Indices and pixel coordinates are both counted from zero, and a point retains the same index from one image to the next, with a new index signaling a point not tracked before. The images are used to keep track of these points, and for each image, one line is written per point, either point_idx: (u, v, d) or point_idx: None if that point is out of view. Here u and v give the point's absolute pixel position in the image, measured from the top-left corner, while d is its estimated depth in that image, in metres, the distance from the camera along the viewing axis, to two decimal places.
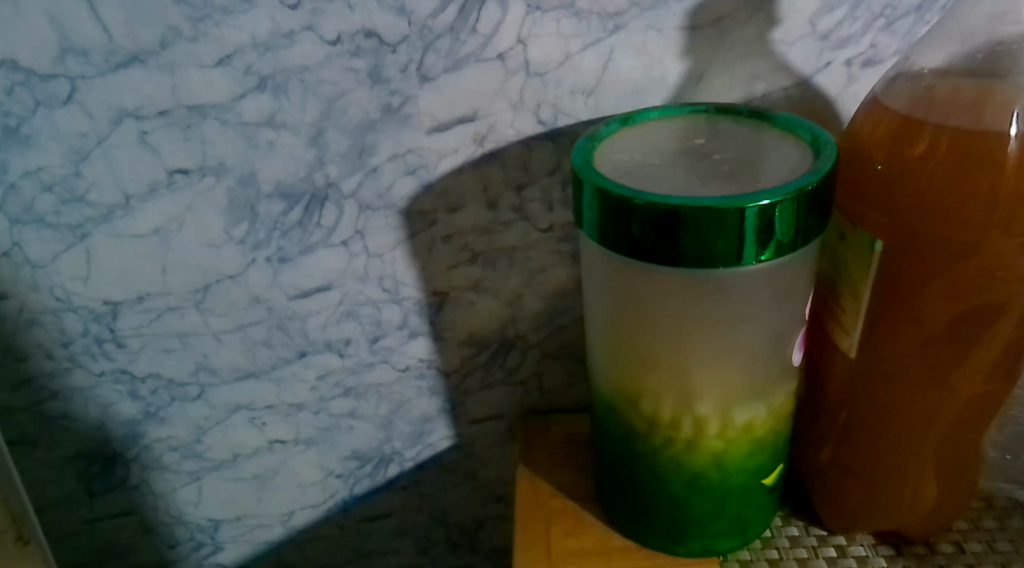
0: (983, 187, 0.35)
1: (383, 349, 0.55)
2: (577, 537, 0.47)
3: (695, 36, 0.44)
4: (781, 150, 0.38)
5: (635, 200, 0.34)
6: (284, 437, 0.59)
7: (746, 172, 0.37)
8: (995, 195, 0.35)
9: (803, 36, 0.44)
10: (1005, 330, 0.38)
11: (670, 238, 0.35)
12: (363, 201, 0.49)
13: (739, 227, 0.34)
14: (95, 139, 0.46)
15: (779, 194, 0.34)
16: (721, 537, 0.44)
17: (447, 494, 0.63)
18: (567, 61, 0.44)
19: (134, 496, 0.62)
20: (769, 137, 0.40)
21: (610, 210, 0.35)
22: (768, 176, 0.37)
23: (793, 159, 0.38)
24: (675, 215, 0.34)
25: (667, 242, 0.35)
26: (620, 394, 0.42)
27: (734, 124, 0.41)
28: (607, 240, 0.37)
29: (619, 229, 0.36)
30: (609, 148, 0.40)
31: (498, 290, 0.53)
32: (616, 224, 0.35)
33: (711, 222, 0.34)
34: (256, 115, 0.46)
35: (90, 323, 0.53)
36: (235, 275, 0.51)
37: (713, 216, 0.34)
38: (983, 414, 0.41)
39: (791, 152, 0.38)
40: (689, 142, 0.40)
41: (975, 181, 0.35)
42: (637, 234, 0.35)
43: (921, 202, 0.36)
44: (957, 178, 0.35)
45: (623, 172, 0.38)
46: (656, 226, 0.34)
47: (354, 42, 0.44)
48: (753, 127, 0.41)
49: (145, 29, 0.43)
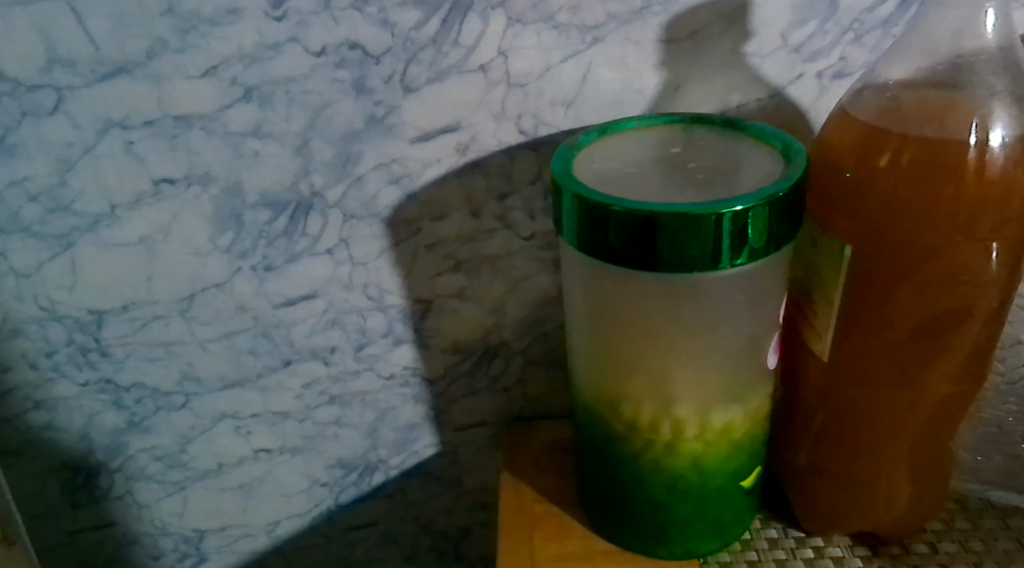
0: (946, 193, 0.36)
1: (368, 356, 0.56)
2: (559, 542, 0.48)
3: (671, 48, 0.45)
4: (754, 159, 0.39)
5: (613, 207, 0.35)
6: (268, 445, 0.60)
7: (720, 180, 0.38)
8: (958, 201, 0.36)
9: (776, 49, 0.45)
10: (970, 332, 0.39)
11: (647, 243, 0.35)
12: (348, 210, 0.50)
13: (715, 233, 0.35)
14: (81, 149, 0.47)
15: (751, 201, 0.35)
16: (700, 539, 0.45)
17: (432, 502, 0.64)
18: (547, 73, 0.45)
19: (118, 506, 0.62)
20: (743, 146, 0.41)
21: (587, 216, 0.36)
22: (742, 185, 0.38)
23: (768, 167, 0.39)
24: (651, 221, 0.35)
25: (644, 247, 0.36)
26: (597, 398, 0.43)
27: (709, 135, 0.42)
28: (586, 246, 0.37)
29: (598, 235, 0.36)
30: (586, 157, 0.41)
31: (481, 297, 0.54)
32: (595, 230, 0.36)
33: (686, 228, 0.35)
34: (242, 125, 0.46)
35: (75, 333, 0.53)
36: (220, 283, 0.52)
37: (688, 221, 0.34)
38: (952, 414, 0.42)
39: (764, 161, 0.39)
40: (665, 152, 0.41)
41: (937, 188, 0.36)
42: (615, 240, 0.36)
43: (888, 208, 0.37)
44: (922, 185, 0.36)
45: (600, 180, 0.39)
46: (633, 231, 0.35)
47: (338, 53, 0.44)
48: (728, 137, 0.41)
49: (132, 40, 0.44)
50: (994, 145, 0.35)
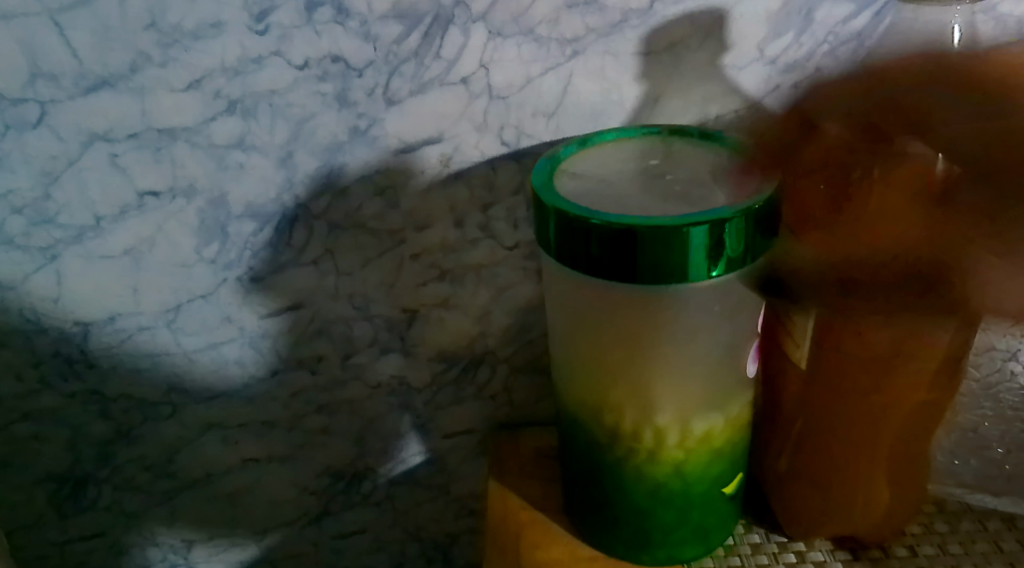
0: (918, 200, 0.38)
1: (355, 366, 0.56)
2: (545, 549, 0.48)
3: (650, 61, 0.46)
4: (731, 171, 0.40)
5: (592, 220, 0.36)
6: (256, 455, 0.60)
7: (698, 192, 0.39)
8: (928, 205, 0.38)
9: (752, 61, 0.46)
10: (943, 340, 0.40)
11: (626, 255, 0.36)
12: (333, 220, 0.50)
13: (693, 245, 0.35)
14: (65, 162, 0.47)
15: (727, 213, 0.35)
16: (684, 545, 0.45)
17: (420, 509, 0.64)
18: (528, 85, 0.46)
19: (105, 518, 0.61)
20: (720, 158, 0.41)
21: (567, 229, 0.37)
22: (718, 197, 0.38)
23: (744, 178, 0.39)
24: (630, 234, 0.35)
25: (623, 259, 0.36)
26: (580, 407, 0.44)
27: (686, 147, 0.42)
28: (566, 258, 0.38)
29: (578, 247, 0.37)
30: (566, 169, 0.41)
31: (466, 306, 0.54)
32: (575, 242, 0.37)
33: (665, 240, 0.35)
34: (226, 137, 0.47)
35: (60, 344, 0.53)
36: (206, 294, 0.52)
37: (666, 234, 0.35)
38: (928, 420, 0.43)
39: (741, 173, 0.40)
40: (644, 165, 0.41)
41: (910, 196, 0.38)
42: (594, 252, 0.36)
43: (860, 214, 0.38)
44: (894, 193, 0.38)
45: (580, 193, 0.39)
46: (612, 244, 0.36)
47: (320, 67, 0.45)
48: (706, 149, 0.42)
49: (115, 54, 0.44)
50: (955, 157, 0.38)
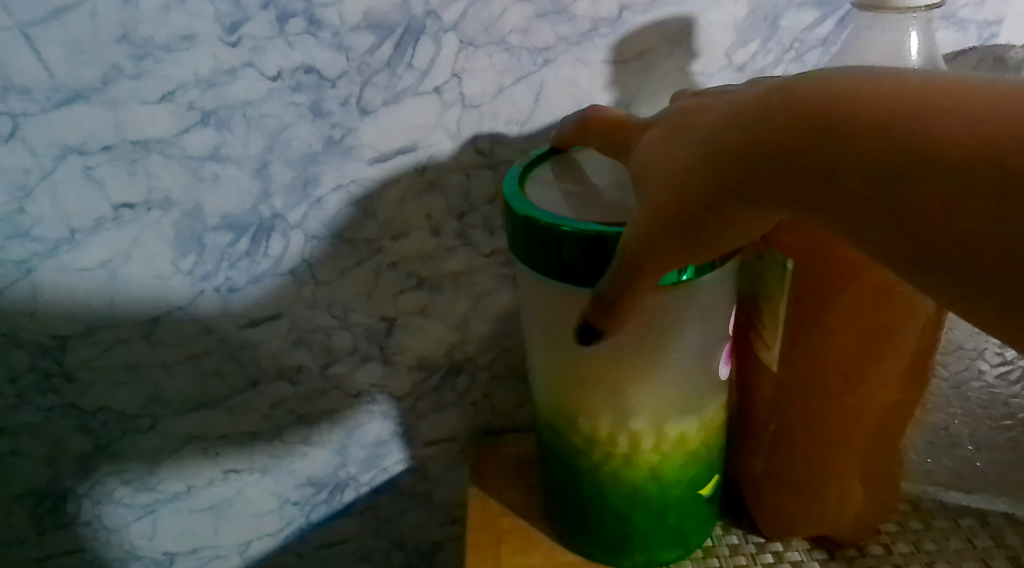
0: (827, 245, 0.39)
1: (335, 375, 0.56)
2: (525, 555, 0.48)
3: (621, 69, 0.46)
4: None
5: (563, 228, 0.36)
6: (238, 466, 0.60)
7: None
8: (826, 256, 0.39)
9: (721, 68, 0.47)
10: (910, 339, 0.41)
11: (599, 261, 0.36)
12: (309, 230, 0.50)
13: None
14: (39, 175, 0.47)
15: None
16: (663, 548, 0.46)
17: (404, 518, 0.64)
18: (500, 93, 0.46)
19: (86, 533, 0.61)
20: None
21: (540, 237, 0.37)
22: None
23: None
24: (601, 240, 0.35)
25: (596, 265, 0.36)
26: (556, 413, 0.44)
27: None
28: (540, 266, 0.38)
29: (551, 255, 0.37)
30: (540, 178, 0.41)
31: (445, 314, 0.54)
32: (548, 250, 0.37)
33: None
34: (200, 149, 0.47)
35: (37, 358, 0.53)
36: (184, 306, 0.52)
37: None
38: (898, 418, 0.44)
39: None
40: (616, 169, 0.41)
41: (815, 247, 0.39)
42: (567, 259, 0.37)
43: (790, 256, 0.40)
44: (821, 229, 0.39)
45: (552, 200, 0.39)
46: (584, 250, 0.36)
47: (294, 77, 0.45)
48: None
49: (87, 67, 0.44)
50: None
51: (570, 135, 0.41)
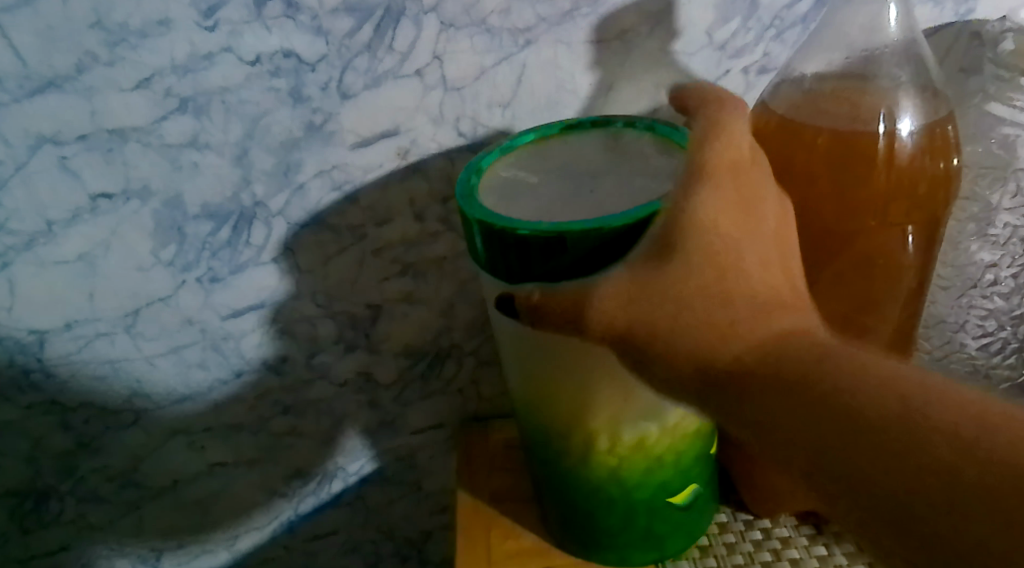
0: (808, 214, 0.39)
1: (320, 365, 0.56)
2: (516, 538, 0.50)
3: (602, 49, 0.46)
4: (645, 161, 0.41)
5: (520, 231, 0.36)
6: (223, 459, 0.59)
7: (622, 184, 0.40)
8: (811, 231, 0.39)
9: (702, 47, 0.47)
10: (892, 313, 0.42)
11: (557, 261, 0.37)
12: (292, 218, 0.50)
13: (623, 243, 0.36)
14: (12, 167, 0.46)
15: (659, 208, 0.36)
16: (633, 551, 0.46)
17: (393, 507, 0.64)
18: (482, 75, 0.46)
19: (70, 531, 0.60)
20: (632, 144, 0.42)
21: (499, 243, 0.37)
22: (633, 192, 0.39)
23: (662, 165, 0.41)
24: (560, 241, 0.36)
25: (554, 263, 0.37)
26: (532, 409, 0.44)
27: (606, 136, 0.43)
28: (498, 269, 0.39)
29: (509, 258, 0.38)
30: (490, 178, 0.42)
31: (430, 300, 0.54)
32: (506, 253, 0.37)
33: (594, 240, 0.36)
34: (178, 137, 0.46)
35: (16, 355, 0.52)
36: (166, 298, 0.51)
37: (595, 237, 0.36)
38: None
39: (653, 162, 0.41)
40: (563, 161, 0.42)
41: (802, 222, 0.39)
42: (526, 262, 0.37)
43: None
44: (819, 198, 0.38)
45: (505, 200, 0.40)
46: (544, 251, 0.36)
47: (273, 62, 0.44)
48: (615, 135, 0.43)
49: (60, 54, 0.43)
50: (903, 134, 0.37)
51: (696, 100, 0.38)
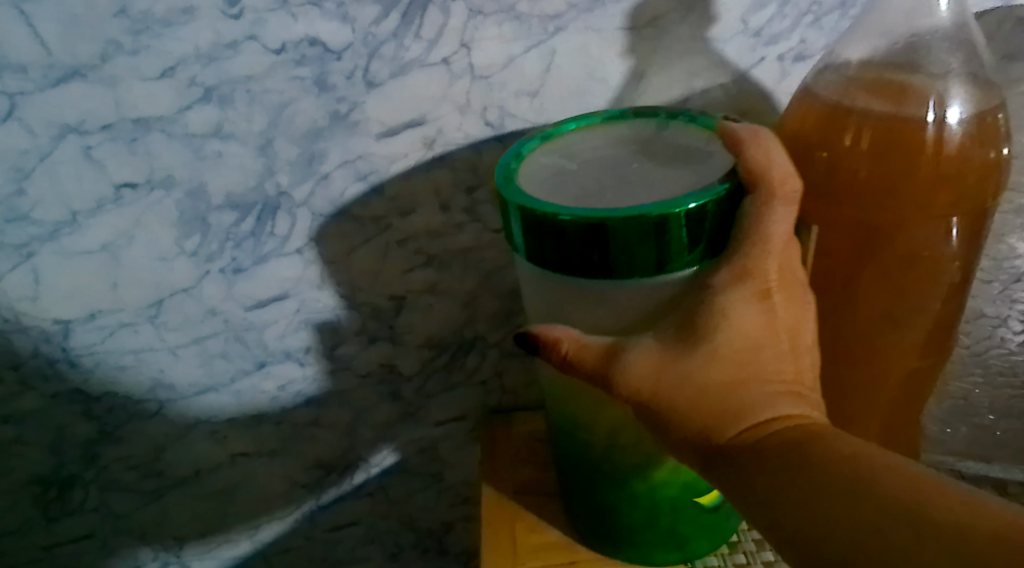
0: (849, 202, 0.38)
1: (343, 356, 0.55)
2: (542, 531, 0.50)
3: (634, 36, 0.45)
4: (687, 149, 0.40)
5: (561, 217, 0.36)
6: (245, 449, 0.59)
7: (664, 171, 0.39)
8: (853, 221, 0.39)
9: (737, 34, 0.46)
10: (934, 306, 0.40)
11: (598, 248, 0.36)
12: (315, 208, 0.49)
13: (663, 234, 0.35)
14: (37, 156, 0.45)
15: (702, 198, 0.35)
16: (656, 551, 0.46)
17: (414, 498, 0.64)
18: (510, 63, 0.45)
19: (94, 519, 0.60)
20: (673, 133, 0.42)
21: (537, 228, 0.37)
22: (676, 179, 0.38)
23: (704, 154, 0.40)
24: (602, 228, 0.35)
25: (595, 251, 0.36)
26: (563, 402, 0.44)
27: (644, 125, 0.43)
28: (535, 256, 0.38)
29: (548, 244, 0.37)
30: (529, 164, 0.41)
31: (454, 292, 0.54)
32: (544, 239, 0.37)
33: (635, 228, 0.35)
34: (202, 126, 0.46)
35: (41, 344, 0.52)
36: (189, 288, 0.51)
37: (637, 224, 0.35)
38: (921, 384, 0.43)
39: (695, 151, 0.40)
40: (603, 149, 0.41)
41: (843, 211, 0.39)
42: (566, 250, 0.36)
43: (822, 215, 0.39)
44: (861, 185, 0.38)
45: (544, 186, 0.39)
46: (584, 240, 0.36)
47: (297, 50, 0.44)
48: (656, 125, 0.42)
49: (85, 43, 0.43)
50: (952, 121, 0.36)
51: (778, 172, 0.36)
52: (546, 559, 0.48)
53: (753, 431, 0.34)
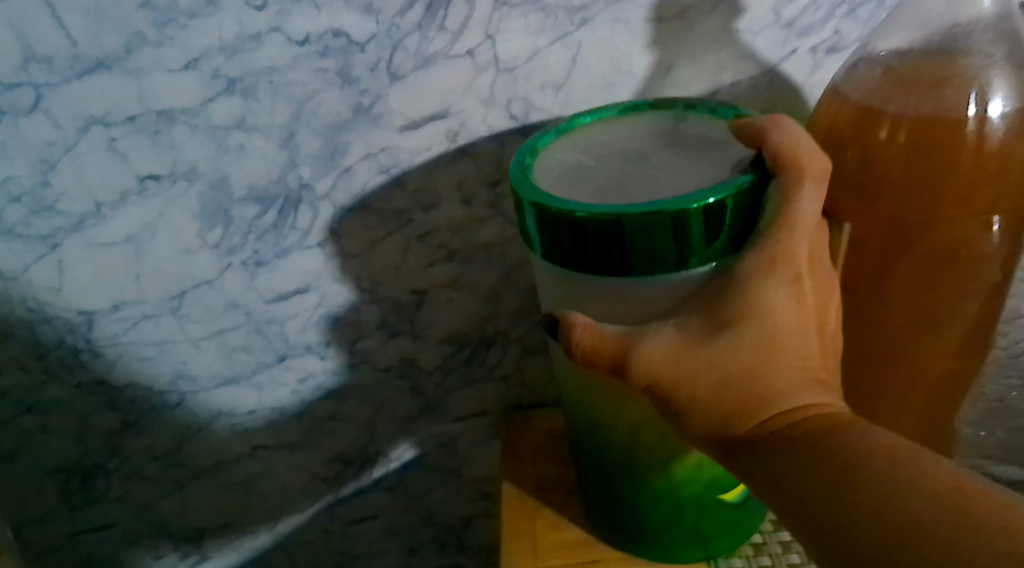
0: (885, 199, 0.37)
1: (364, 350, 0.55)
2: (562, 529, 0.50)
3: (662, 28, 0.45)
4: (706, 143, 0.39)
5: (577, 214, 0.35)
6: (265, 442, 0.59)
7: (683, 165, 0.38)
8: (889, 219, 0.38)
9: (768, 25, 0.45)
10: (972, 306, 0.40)
11: (616, 245, 0.35)
12: (337, 201, 0.49)
13: (683, 231, 0.35)
14: (62, 148, 0.45)
15: (723, 192, 0.35)
16: (680, 548, 0.45)
17: (433, 494, 0.64)
18: (535, 56, 0.45)
19: (115, 508, 0.61)
20: (692, 126, 0.41)
21: (553, 225, 0.36)
22: (695, 174, 0.37)
23: (723, 148, 0.39)
24: (619, 225, 0.34)
25: (612, 247, 0.35)
26: (581, 400, 0.43)
27: (662, 118, 0.42)
28: (552, 254, 0.37)
29: (564, 242, 0.36)
30: (545, 160, 0.40)
31: (475, 286, 0.53)
32: (561, 237, 0.36)
33: (655, 224, 0.34)
34: (226, 118, 0.45)
35: (66, 334, 0.52)
36: (211, 280, 0.51)
37: (656, 220, 0.34)
38: (954, 387, 0.43)
39: (714, 144, 0.39)
40: (620, 144, 0.41)
41: (878, 209, 0.38)
42: (583, 247, 0.36)
43: (856, 213, 0.39)
44: (898, 182, 0.37)
45: (560, 183, 0.38)
46: (602, 236, 0.35)
47: (321, 42, 0.44)
48: (674, 118, 0.42)
49: (110, 34, 0.42)
50: (993, 116, 0.36)
51: (805, 151, 0.36)
52: (564, 557, 0.48)
53: (780, 419, 0.34)
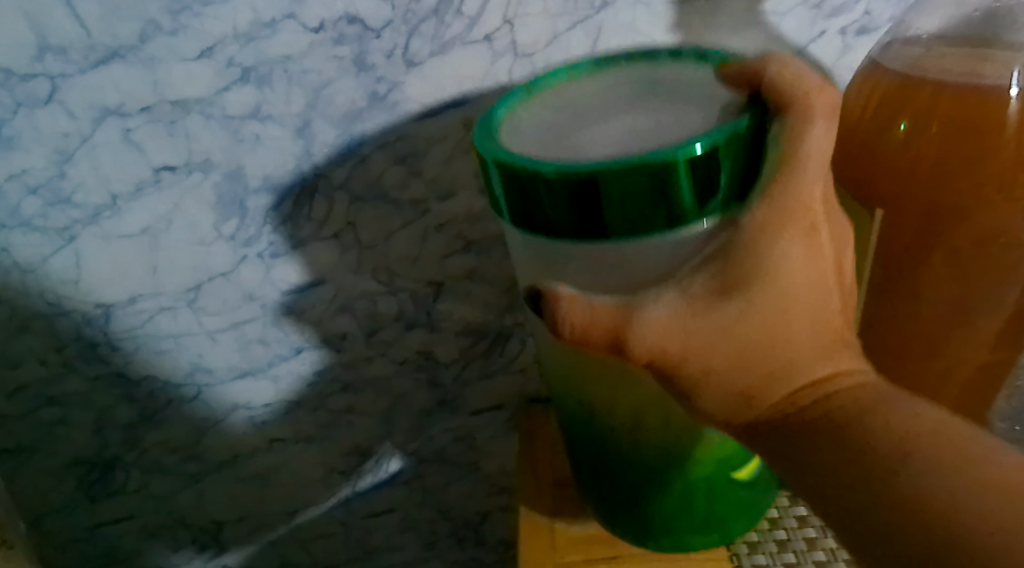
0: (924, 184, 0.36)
1: (380, 342, 0.55)
2: (581, 525, 0.49)
3: (686, 10, 0.43)
4: (690, 91, 0.35)
5: (543, 172, 0.31)
6: (282, 435, 0.59)
7: (663, 115, 0.33)
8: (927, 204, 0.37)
9: (796, 6, 0.44)
10: (1012, 297, 0.38)
11: (592, 206, 0.31)
12: (353, 192, 0.48)
13: (670, 186, 0.30)
14: (78, 139, 0.45)
15: (712, 138, 0.30)
16: (690, 536, 0.44)
17: (451, 488, 0.63)
18: (554, 41, 0.44)
19: (134, 501, 0.61)
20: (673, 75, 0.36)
21: (521, 187, 0.32)
22: (677, 124, 0.33)
23: (708, 94, 0.34)
24: (592, 182, 0.30)
25: (588, 209, 0.31)
26: (576, 387, 0.40)
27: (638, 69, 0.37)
28: (523, 222, 0.33)
29: (535, 206, 0.32)
30: (509, 122, 0.36)
31: (493, 277, 0.52)
32: (531, 200, 0.32)
33: (633, 182, 0.30)
34: (240, 108, 0.45)
35: (83, 327, 0.52)
36: (226, 273, 0.51)
37: (638, 173, 0.30)
38: (992, 379, 0.41)
39: (699, 92, 0.34)
40: (593, 99, 0.36)
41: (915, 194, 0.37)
42: (556, 212, 0.32)
43: (892, 200, 0.37)
44: (938, 166, 0.36)
45: (525, 143, 0.34)
46: (575, 196, 0.31)
47: (336, 28, 0.43)
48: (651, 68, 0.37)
49: (124, 23, 0.42)
50: None
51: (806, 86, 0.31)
52: (583, 553, 0.47)
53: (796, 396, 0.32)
